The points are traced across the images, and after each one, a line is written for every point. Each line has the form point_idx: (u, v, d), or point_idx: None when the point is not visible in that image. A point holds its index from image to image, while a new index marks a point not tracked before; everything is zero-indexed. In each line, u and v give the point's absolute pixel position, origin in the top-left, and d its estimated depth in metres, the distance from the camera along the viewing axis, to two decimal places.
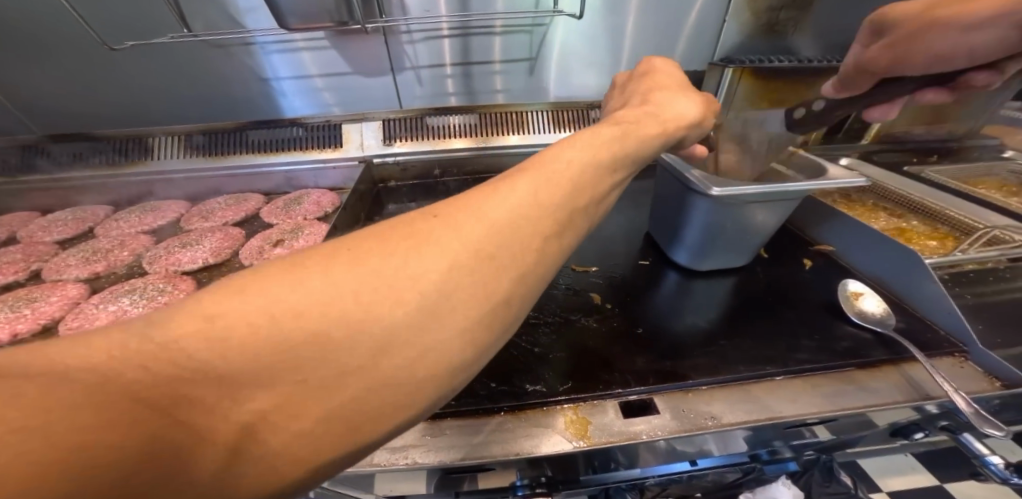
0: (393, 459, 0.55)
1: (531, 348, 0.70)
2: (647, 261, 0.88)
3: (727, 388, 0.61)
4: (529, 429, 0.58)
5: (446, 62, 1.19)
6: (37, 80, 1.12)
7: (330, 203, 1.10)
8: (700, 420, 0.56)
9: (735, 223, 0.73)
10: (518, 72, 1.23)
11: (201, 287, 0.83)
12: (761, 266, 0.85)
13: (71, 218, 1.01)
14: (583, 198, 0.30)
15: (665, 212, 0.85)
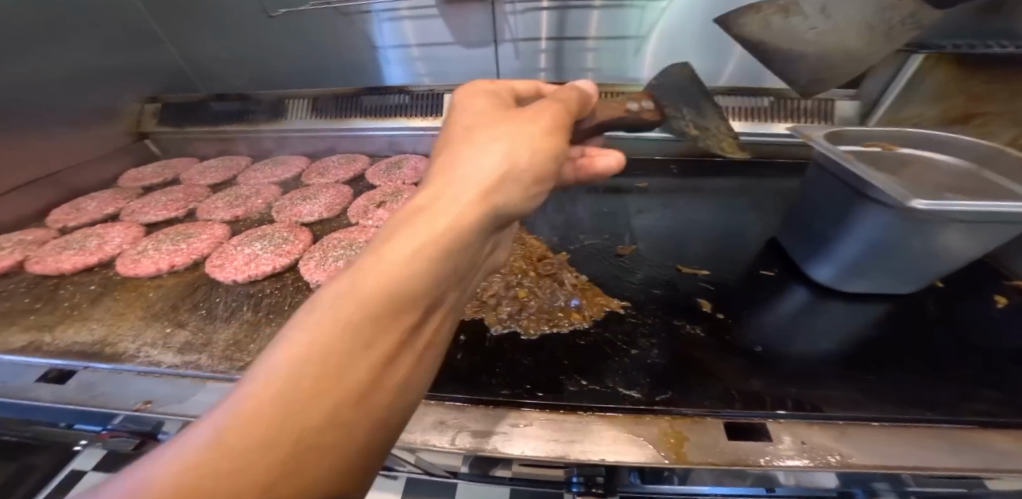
0: (476, 443, 0.53)
1: (627, 349, 0.65)
2: (771, 271, 0.77)
3: (862, 426, 0.50)
4: (615, 433, 0.53)
5: (542, 36, 1.13)
6: (197, 40, 1.26)
7: (427, 170, 1.12)
8: (823, 457, 0.47)
9: (917, 243, 0.60)
10: (619, 51, 1.13)
11: (315, 240, 0.90)
12: (933, 300, 0.69)
13: (223, 166, 1.15)
14: (390, 313, 0.24)
15: (814, 220, 0.72)
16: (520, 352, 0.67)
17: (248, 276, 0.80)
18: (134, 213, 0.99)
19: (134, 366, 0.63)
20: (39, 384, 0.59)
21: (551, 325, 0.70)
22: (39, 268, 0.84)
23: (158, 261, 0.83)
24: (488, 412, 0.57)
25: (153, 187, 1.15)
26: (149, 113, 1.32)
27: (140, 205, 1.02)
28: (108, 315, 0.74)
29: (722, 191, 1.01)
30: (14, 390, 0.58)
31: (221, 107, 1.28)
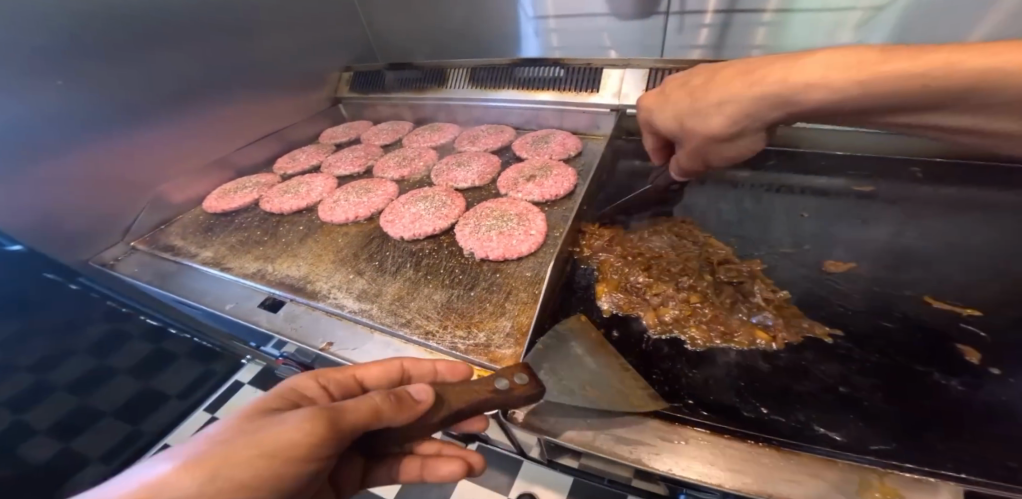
0: (621, 450, 0.49)
1: (824, 379, 0.54)
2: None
3: None
4: (803, 472, 0.44)
5: (709, 9, 0.99)
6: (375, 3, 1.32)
7: (575, 146, 1.07)
8: None
9: None
10: (816, 24, 0.92)
11: (467, 207, 0.94)
12: None
13: (390, 129, 1.25)
14: (300, 455, 0.32)
15: None
16: (683, 362, 0.59)
17: (412, 235, 0.87)
18: (330, 165, 1.12)
19: (325, 306, 0.75)
20: (261, 310, 0.74)
21: (725, 338, 0.61)
22: (270, 207, 0.99)
23: (350, 210, 0.93)
24: (641, 421, 0.52)
25: (341, 145, 1.29)
26: (347, 80, 1.44)
27: (334, 159, 1.14)
28: (310, 255, 0.86)
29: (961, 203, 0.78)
30: (245, 311, 0.73)
31: (390, 75, 1.37)
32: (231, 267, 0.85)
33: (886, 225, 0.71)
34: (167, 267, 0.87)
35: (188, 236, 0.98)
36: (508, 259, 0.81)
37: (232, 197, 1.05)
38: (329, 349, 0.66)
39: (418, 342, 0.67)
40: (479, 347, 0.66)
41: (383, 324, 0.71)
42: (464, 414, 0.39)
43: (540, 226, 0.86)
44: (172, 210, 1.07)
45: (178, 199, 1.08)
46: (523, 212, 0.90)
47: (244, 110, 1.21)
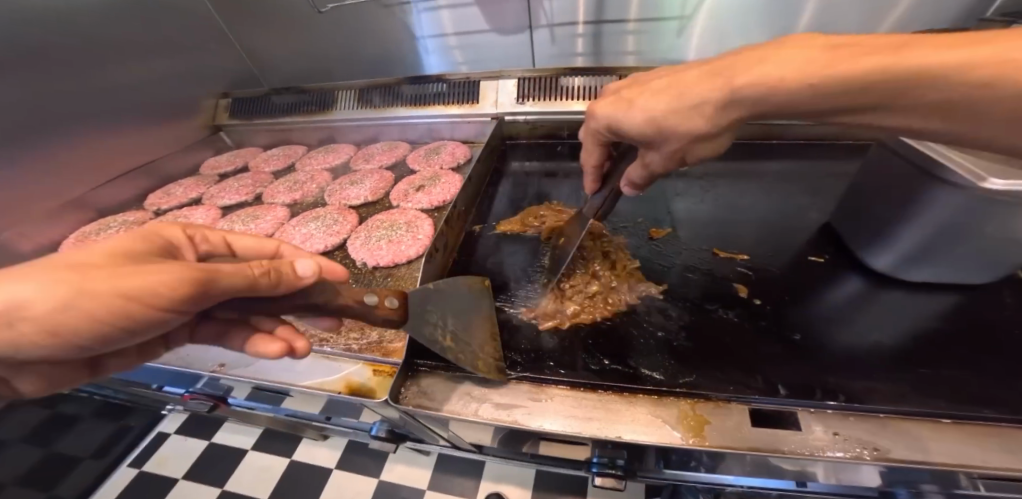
0: (498, 414, 0.57)
1: (653, 331, 0.66)
2: (821, 258, 0.73)
3: (907, 421, 0.49)
4: (638, 414, 0.55)
5: (580, 20, 1.12)
6: (251, 32, 1.33)
7: (463, 155, 1.16)
8: (857, 449, 0.46)
9: (989, 232, 0.56)
10: (666, 33, 1.09)
11: (361, 221, 0.99)
12: (1011, 290, 0.63)
13: (282, 154, 1.25)
14: (161, 302, 0.38)
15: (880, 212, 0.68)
16: (545, 330, 0.70)
17: (304, 254, 0.91)
18: (214, 197, 1.12)
19: None
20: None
21: (579, 307, 0.72)
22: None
23: (232, 240, 0.96)
24: (512, 386, 0.62)
25: (228, 174, 1.28)
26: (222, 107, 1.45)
27: (219, 190, 1.14)
28: None
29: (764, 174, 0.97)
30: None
31: (278, 99, 1.37)
32: None
33: (701, 202, 0.90)
34: None
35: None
36: (398, 264, 0.87)
37: (97, 240, 1.01)
38: (221, 369, 0.70)
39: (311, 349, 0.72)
40: (371, 346, 0.72)
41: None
42: (328, 307, 0.47)
43: (428, 230, 0.93)
44: (20, 260, 0.99)
45: (30, 248, 1.03)
46: (412, 219, 0.96)
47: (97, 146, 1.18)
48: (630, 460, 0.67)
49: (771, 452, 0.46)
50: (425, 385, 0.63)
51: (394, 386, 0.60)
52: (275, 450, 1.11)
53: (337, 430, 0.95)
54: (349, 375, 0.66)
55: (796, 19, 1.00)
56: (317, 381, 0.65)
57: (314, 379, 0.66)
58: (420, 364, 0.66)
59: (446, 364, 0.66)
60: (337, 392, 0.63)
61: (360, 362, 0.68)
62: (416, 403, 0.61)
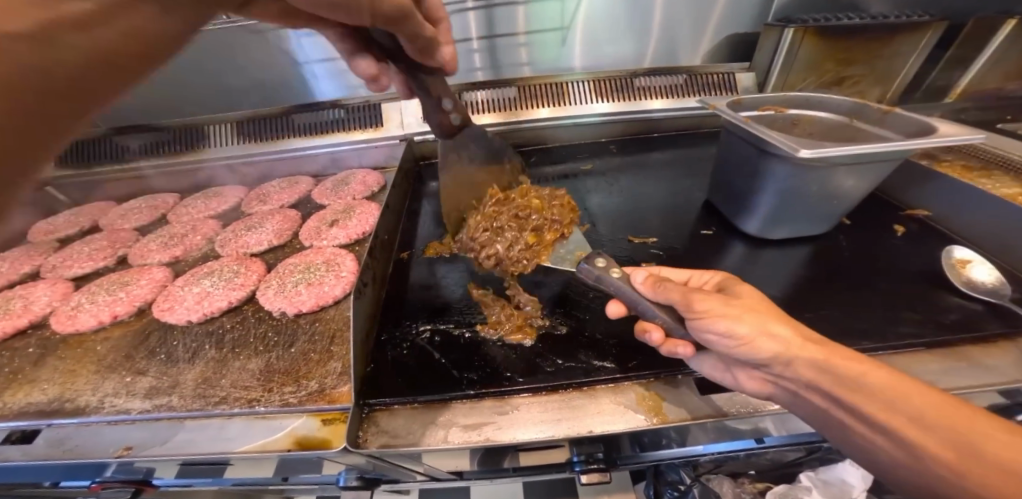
0: (470, 436, 0.56)
1: (597, 322, 0.69)
2: (710, 230, 0.83)
3: None
4: (603, 406, 0.57)
5: (473, 37, 1.14)
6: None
7: (376, 182, 1.11)
8: None
9: (816, 191, 0.67)
10: (551, 43, 1.16)
11: (269, 269, 0.89)
12: (843, 235, 0.77)
13: (146, 206, 1.13)
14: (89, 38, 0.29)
15: (732, 178, 0.78)
16: (494, 342, 0.69)
17: (203, 314, 0.79)
18: (57, 267, 0.96)
19: (103, 417, 0.64)
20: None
21: (521, 329, 0.69)
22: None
23: (98, 314, 0.80)
24: (475, 404, 0.60)
25: (70, 238, 1.11)
26: None
27: (62, 258, 0.99)
28: (59, 374, 0.72)
29: (656, 164, 1.09)
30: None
31: (133, 139, 1.18)
32: None
33: (610, 197, 0.98)
34: None
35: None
36: (324, 307, 0.80)
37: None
38: (128, 452, 0.57)
39: (242, 412, 0.62)
40: (313, 396, 0.64)
41: (192, 410, 0.63)
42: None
43: (350, 266, 0.87)
44: None
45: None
46: (331, 257, 0.89)
47: None
48: (608, 450, 0.71)
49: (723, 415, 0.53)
50: (383, 423, 0.59)
51: (350, 430, 0.55)
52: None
53: (297, 488, 0.84)
54: (295, 430, 0.58)
55: (652, 25, 1.14)
56: (258, 444, 0.57)
57: (255, 442, 0.57)
58: (372, 402, 0.61)
59: (401, 398, 0.62)
60: (284, 451, 0.56)
61: (305, 414, 0.60)
62: (380, 443, 0.56)
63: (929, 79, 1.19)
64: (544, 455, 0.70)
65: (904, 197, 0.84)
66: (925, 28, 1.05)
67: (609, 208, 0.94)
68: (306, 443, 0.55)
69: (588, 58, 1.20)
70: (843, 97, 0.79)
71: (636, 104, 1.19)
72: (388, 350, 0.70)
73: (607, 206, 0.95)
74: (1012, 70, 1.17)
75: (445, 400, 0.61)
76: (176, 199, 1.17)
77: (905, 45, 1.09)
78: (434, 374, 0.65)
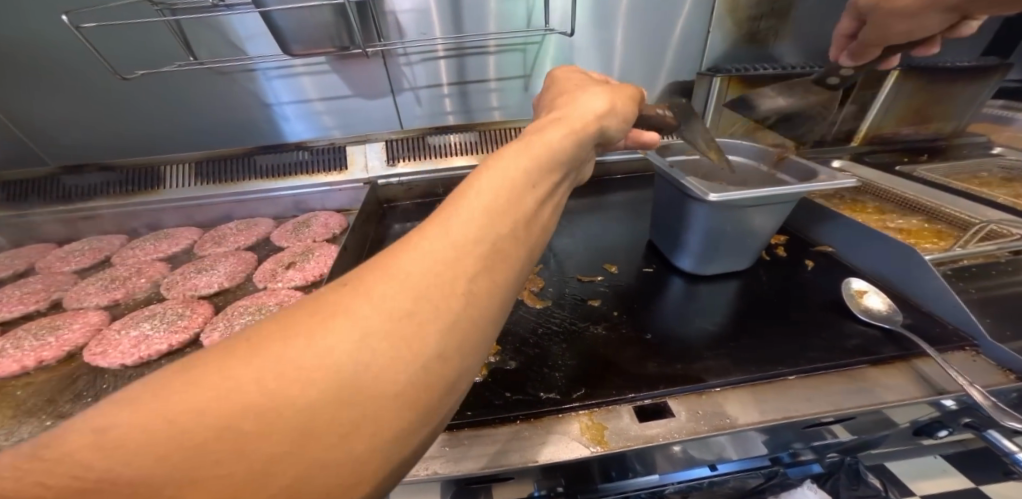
0: (417, 470, 0.56)
1: (545, 356, 0.72)
2: (651, 268, 0.89)
3: (741, 388, 0.62)
4: (547, 436, 0.59)
5: (443, 83, 1.24)
6: (32, 102, 1.14)
7: (338, 224, 1.13)
8: (715, 420, 0.57)
9: (735, 229, 0.75)
10: (512, 90, 1.28)
11: (217, 310, 0.87)
12: (764, 269, 0.86)
13: (89, 248, 1.10)
14: (493, 272, 0.27)
15: (665, 218, 0.86)
16: None
17: (139, 358, 0.75)
18: None
19: None
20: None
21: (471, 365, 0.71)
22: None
23: (21, 359, 0.76)
24: None
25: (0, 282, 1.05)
26: None
27: None
28: None
29: (608, 205, 1.17)
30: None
31: (86, 178, 1.16)
32: None
33: (562, 237, 1.03)
34: None
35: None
36: None
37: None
38: None
39: None
40: None
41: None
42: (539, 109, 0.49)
43: None
44: None
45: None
46: (284, 299, 0.87)
47: None
48: (567, 484, 0.71)
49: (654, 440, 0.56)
50: None
51: None
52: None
53: None
54: None
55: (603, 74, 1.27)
56: None
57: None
58: None
59: None
60: None
61: None
62: None
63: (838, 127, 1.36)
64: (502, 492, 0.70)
65: (814, 235, 0.94)
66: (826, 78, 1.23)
67: (563, 247, 1.00)
68: None
69: None
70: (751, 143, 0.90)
71: None
72: None
73: (560, 245, 1.01)
74: (904, 118, 1.36)
75: None
76: (124, 241, 1.14)
77: None
78: None
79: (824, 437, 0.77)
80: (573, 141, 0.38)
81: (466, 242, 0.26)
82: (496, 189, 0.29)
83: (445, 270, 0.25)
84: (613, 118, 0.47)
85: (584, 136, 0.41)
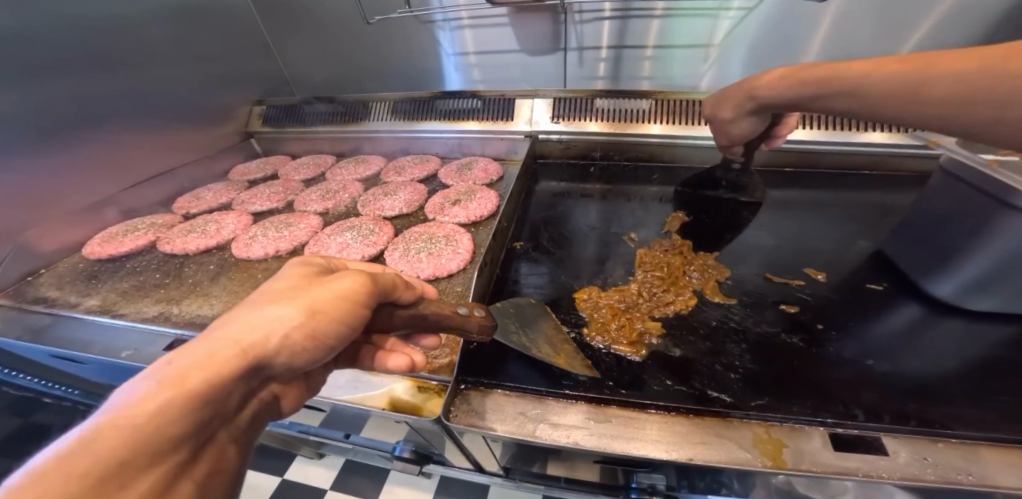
0: (558, 435, 0.57)
1: (714, 354, 0.64)
2: (880, 286, 0.72)
3: (996, 448, 0.48)
4: (710, 438, 0.53)
5: (603, 45, 1.16)
6: (280, 37, 1.37)
7: (496, 172, 1.16)
8: (953, 475, 0.45)
9: None
10: (682, 58, 1.14)
11: (397, 233, 0.97)
12: None
13: (312, 164, 1.32)
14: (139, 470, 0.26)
15: (933, 232, 0.68)
16: (599, 347, 0.69)
17: None
18: (244, 202, 1.16)
19: None
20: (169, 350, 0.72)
21: (631, 348, 0.67)
22: (168, 248, 1.01)
23: (266, 246, 0.96)
24: (569, 406, 0.61)
25: (256, 181, 1.33)
26: (257, 115, 1.46)
27: (248, 196, 1.19)
28: (225, 292, 0.88)
29: (803, 201, 0.98)
30: (149, 353, 0.71)
31: (318, 107, 1.37)
32: (126, 312, 0.85)
33: (744, 228, 0.90)
34: (40, 320, 0.84)
35: (66, 286, 0.95)
36: (439, 278, 0.84)
37: (119, 241, 1.04)
38: None
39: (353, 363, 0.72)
40: (415, 361, 0.71)
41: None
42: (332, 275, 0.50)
43: (468, 244, 0.90)
44: (40, 260, 0.99)
45: (49, 247, 1.01)
46: (451, 233, 0.94)
47: (121, 153, 1.16)
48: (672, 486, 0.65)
49: (858, 477, 0.46)
50: (473, 403, 0.63)
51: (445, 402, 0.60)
52: (308, 471, 1.10)
53: (360, 447, 0.94)
54: (391, 390, 0.66)
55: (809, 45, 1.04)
56: (356, 396, 0.66)
57: (356, 394, 0.66)
58: (468, 380, 0.66)
59: (497, 383, 0.65)
60: (379, 408, 0.63)
61: (401, 378, 0.68)
62: (466, 421, 0.60)
63: None
64: (579, 470, 0.69)
65: None
66: None
67: (742, 239, 0.87)
68: (398, 407, 0.62)
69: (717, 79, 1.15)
70: None
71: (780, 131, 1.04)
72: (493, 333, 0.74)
73: (739, 237, 0.88)
74: None
75: (541, 395, 0.63)
76: (334, 162, 1.34)
77: None
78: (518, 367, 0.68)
79: None
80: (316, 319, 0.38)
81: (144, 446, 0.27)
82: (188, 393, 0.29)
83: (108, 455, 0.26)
84: (308, 332, 0.38)
85: (234, 388, 0.32)
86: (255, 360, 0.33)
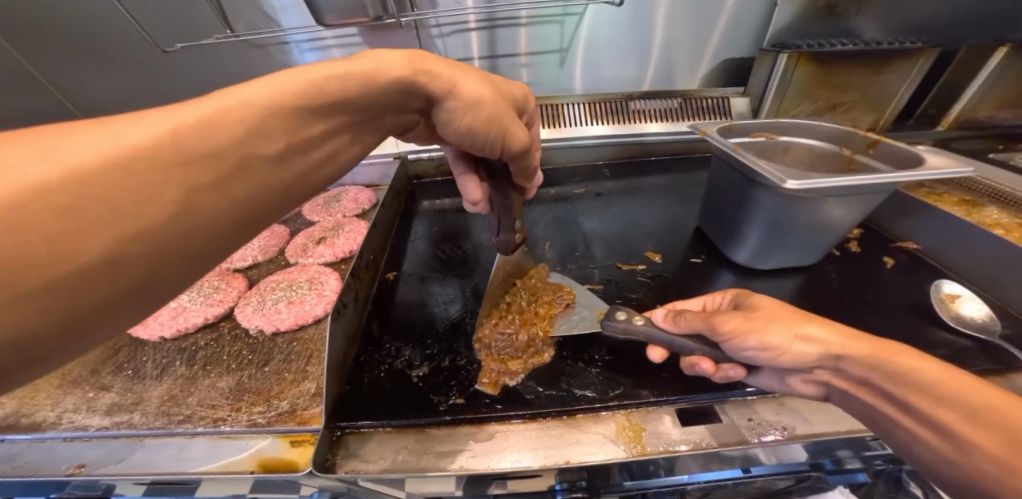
0: (442, 463, 0.54)
1: (580, 350, 0.68)
2: (699, 258, 0.82)
3: (797, 397, 0.57)
4: (583, 437, 0.55)
5: (474, 56, 1.15)
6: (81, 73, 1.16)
7: (367, 200, 1.10)
8: (770, 431, 0.53)
9: (803, 220, 0.67)
10: (548, 64, 1.16)
11: (250, 285, 0.88)
12: (831, 265, 0.77)
13: None
14: (208, 159, 0.30)
15: (724, 209, 0.78)
16: (475, 366, 0.68)
17: (176, 331, 0.77)
18: None
19: (60, 432, 0.62)
20: None
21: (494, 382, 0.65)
22: None
23: None
24: (451, 431, 0.58)
25: None
26: None
27: None
28: (18, 389, 0.70)
29: (651, 188, 1.09)
30: None
31: None
32: None
33: (601, 221, 0.97)
34: None
35: None
36: (304, 326, 0.78)
37: None
38: (81, 470, 0.56)
39: (206, 431, 0.61)
40: (283, 416, 0.63)
41: (153, 428, 0.61)
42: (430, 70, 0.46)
43: (334, 285, 0.85)
44: None
45: None
46: (315, 276, 0.87)
47: None
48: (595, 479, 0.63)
49: (702, 448, 0.51)
50: (353, 447, 0.58)
51: (317, 453, 0.53)
52: None
53: None
54: (260, 451, 0.57)
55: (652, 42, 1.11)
56: (221, 464, 0.56)
57: (217, 463, 0.56)
58: (343, 425, 0.60)
59: (374, 422, 0.61)
60: (247, 473, 0.54)
61: (272, 435, 0.59)
62: (348, 467, 0.55)
63: (921, 109, 1.20)
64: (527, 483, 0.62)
65: (895, 229, 0.85)
66: (918, 55, 1.01)
67: (602, 232, 0.94)
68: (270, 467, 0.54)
69: (586, 80, 1.19)
70: (834, 126, 0.78)
71: (631, 127, 1.17)
72: (366, 372, 0.69)
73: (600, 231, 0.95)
74: (1005, 98, 1.14)
75: (419, 426, 0.60)
76: None
77: (899, 72, 1.05)
78: (401, 402, 0.63)
79: (882, 447, 0.68)
80: (372, 94, 0.40)
81: (210, 136, 0.30)
82: (254, 109, 0.32)
83: (174, 148, 0.28)
84: (368, 98, 0.40)
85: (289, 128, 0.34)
86: (313, 105, 0.36)
